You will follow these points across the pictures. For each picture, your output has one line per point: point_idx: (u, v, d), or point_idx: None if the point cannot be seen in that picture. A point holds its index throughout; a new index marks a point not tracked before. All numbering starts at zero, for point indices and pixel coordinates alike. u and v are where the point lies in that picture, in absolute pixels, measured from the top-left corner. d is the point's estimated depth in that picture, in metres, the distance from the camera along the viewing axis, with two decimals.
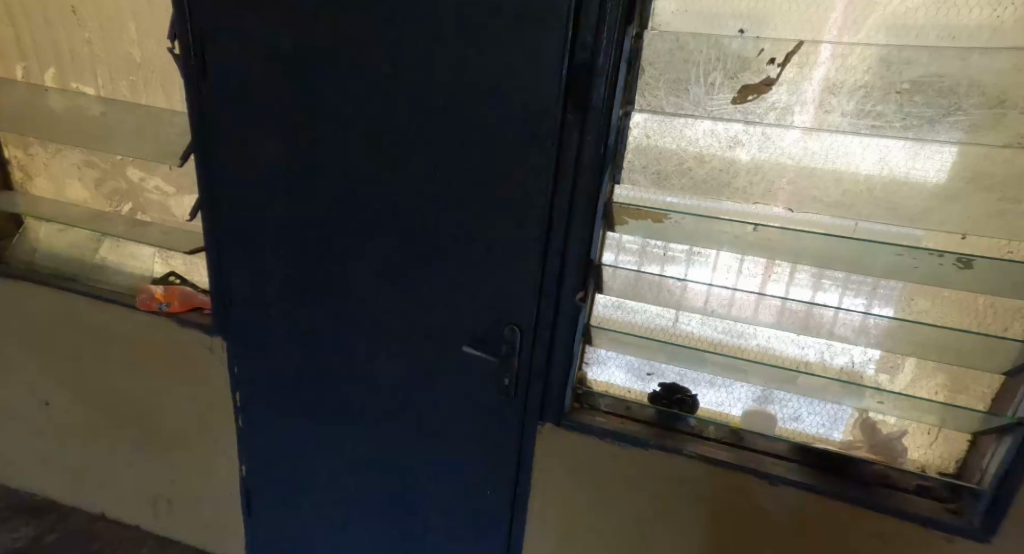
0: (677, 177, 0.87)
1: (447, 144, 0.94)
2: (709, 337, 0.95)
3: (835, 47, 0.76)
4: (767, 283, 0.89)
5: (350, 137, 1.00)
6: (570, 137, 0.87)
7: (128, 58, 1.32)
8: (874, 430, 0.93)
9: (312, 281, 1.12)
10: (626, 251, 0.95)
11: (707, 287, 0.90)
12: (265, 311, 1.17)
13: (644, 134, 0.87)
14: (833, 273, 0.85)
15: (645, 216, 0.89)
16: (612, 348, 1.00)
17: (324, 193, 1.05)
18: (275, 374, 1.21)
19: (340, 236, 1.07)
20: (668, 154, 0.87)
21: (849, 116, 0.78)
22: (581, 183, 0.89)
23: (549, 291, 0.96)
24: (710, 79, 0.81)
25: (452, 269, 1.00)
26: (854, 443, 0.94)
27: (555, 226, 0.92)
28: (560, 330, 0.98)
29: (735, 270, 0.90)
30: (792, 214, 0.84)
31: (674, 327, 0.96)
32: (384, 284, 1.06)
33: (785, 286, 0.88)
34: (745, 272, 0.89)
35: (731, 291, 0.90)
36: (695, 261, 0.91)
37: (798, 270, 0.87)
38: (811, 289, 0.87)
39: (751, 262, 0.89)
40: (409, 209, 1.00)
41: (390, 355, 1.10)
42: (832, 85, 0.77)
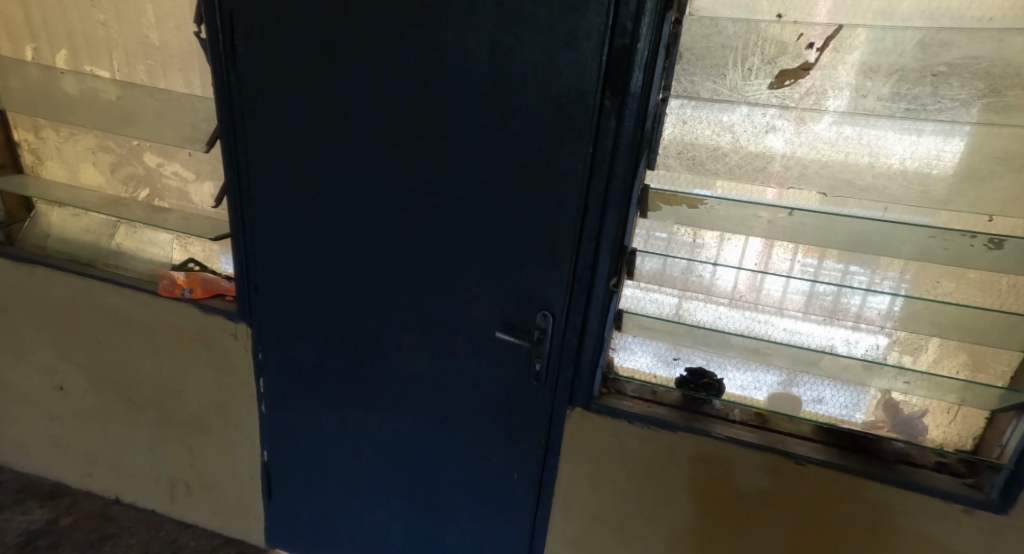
0: (711, 163, 0.89)
1: (482, 129, 0.95)
2: (737, 325, 0.95)
3: (872, 30, 0.77)
4: (767, 258, 0.91)
5: (382, 121, 1.00)
6: (609, 123, 0.88)
7: (145, 41, 1.31)
8: (896, 409, 0.95)
9: (342, 267, 1.12)
10: (655, 239, 0.96)
11: (742, 274, 0.91)
12: (293, 297, 1.18)
13: (680, 121, 0.88)
14: (831, 263, 0.88)
15: (681, 202, 0.90)
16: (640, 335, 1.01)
17: (356, 179, 1.06)
18: (301, 359, 1.21)
19: (370, 221, 1.07)
20: (703, 140, 0.88)
21: (883, 100, 0.79)
22: (618, 169, 0.90)
23: (582, 277, 0.98)
24: (747, 64, 0.82)
25: (484, 255, 1.01)
26: (877, 423, 0.96)
27: (590, 213, 0.94)
28: (592, 315, 0.99)
29: (736, 244, 0.91)
30: (775, 199, 0.88)
31: (699, 313, 0.96)
32: (416, 269, 1.07)
33: (778, 265, 0.91)
34: (748, 253, 0.91)
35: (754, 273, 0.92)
36: (729, 247, 0.92)
37: (806, 253, 0.89)
38: (812, 269, 0.89)
39: (780, 250, 0.90)
40: (442, 195, 1.01)
41: (420, 340, 1.11)
42: (868, 69, 0.79)
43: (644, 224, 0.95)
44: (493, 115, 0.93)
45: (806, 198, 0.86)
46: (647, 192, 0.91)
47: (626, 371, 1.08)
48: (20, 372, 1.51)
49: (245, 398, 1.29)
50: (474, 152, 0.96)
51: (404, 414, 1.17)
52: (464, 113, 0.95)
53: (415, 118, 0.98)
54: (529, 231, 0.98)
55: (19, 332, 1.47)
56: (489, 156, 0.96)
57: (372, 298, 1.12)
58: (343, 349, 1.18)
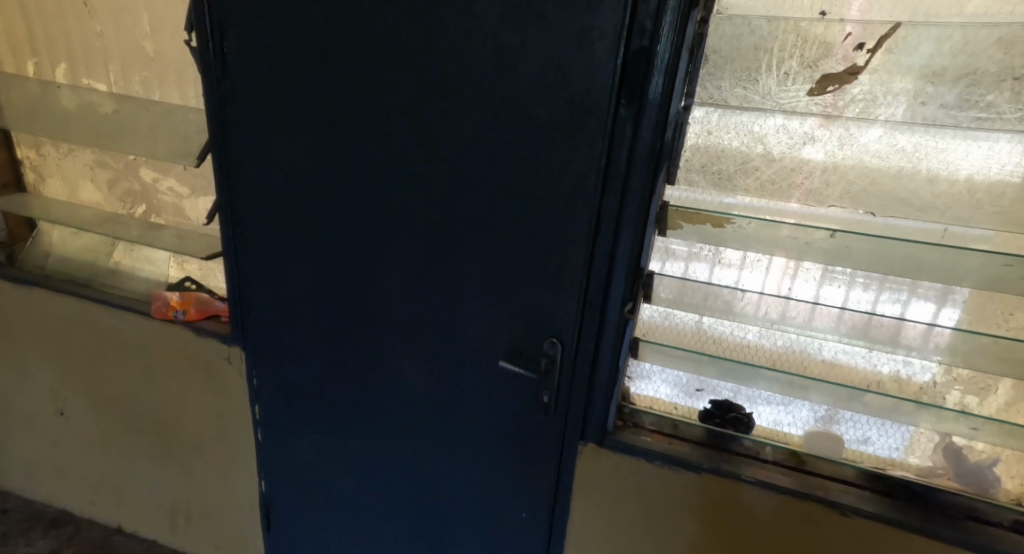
0: (740, 177, 0.80)
1: (486, 141, 0.87)
2: (770, 352, 0.86)
3: (942, 28, 0.67)
4: (786, 281, 0.82)
5: (382, 133, 0.93)
6: (624, 132, 0.79)
7: (141, 52, 1.26)
8: (960, 458, 0.84)
9: (338, 288, 1.05)
10: (674, 259, 0.87)
11: (770, 300, 0.82)
12: (287, 320, 1.11)
13: (705, 131, 0.80)
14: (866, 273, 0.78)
15: (706, 220, 0.80)
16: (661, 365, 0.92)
17: (354, 195, 0.99)
18: (297, 386, 1.14)
19: (368, 240, 1.00)
20: (731, 152, 0.79)
21: (949, 107, 0.69)
22: (634, 183, 0.81)
23: (594, 301, 0.88)
24: (784, 68, 0.73)
25: (489, 277, 0.93)
26: (937, 470, 0.85)
27: (603, 232, 0.85)
28: (605, 343, 0.90)
29: (762, 266, 0.82)
30: (806, 211, 0.78)
31: (727, 341, 0.88)
32: (417, 292, 0.99)
33: (816, 285, 0.81)
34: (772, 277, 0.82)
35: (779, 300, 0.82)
36: (755, 268, 0.83)
37: (856, 279, 0.79)
38: (839, 292, 0.80)
39: (805, 272, 0.80)
40: (443, 212, 0.93)
41: (422, 368, 1.03)
42: (931, 73, 0.69)
43: (662, 242, 0.86)
44: (498, 126, 0.85)
45: (855, 218, 0.76)
46: (666, 209, 0.83)
47: (643, 401, 0.98)
48: (20, 394, 1.46)
49: (241, 426, 1.23)
50: (477, 165, 0.89)
51: (406, 446, 1.09)
52: (467, 124, 0.87)
53: (415, 129, 0.91)
54: (537, 252, 0.89)
55: (17, 353, 1.43)
56: (493, 170, 0.88)
57: (370, 322, 1.05)
58: (341, 376, 1.10)
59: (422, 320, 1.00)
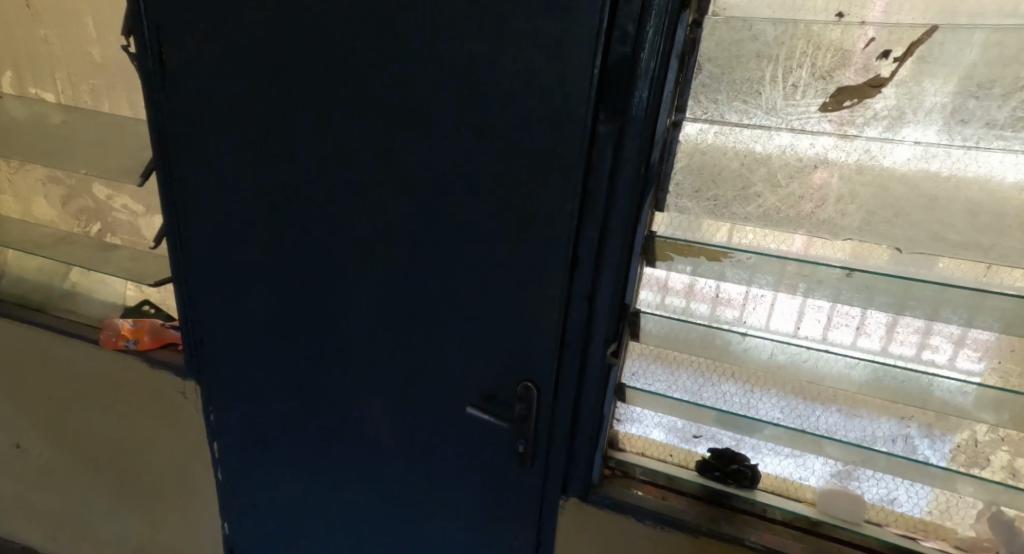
0: (739, 206, 0.68)
1: (450, 161, 0.76)
2: (779, 403, 0.76)
3: (994, 32, 0.55)
4: (801, 322, 0.71)
5: (337, 152, 0.83)
6: (603, 152, 0.68)
7: (88, 58, 1.15)
8: (1013, 530, 0.72)
9: (296, 321, 0.95)
10: (671, 296, 0.75)
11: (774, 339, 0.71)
12: (244, 355, 1.01)
13: (700, 151, 0.68)
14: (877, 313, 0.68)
15: (700, 253, 0.70)
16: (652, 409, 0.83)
17: (310, 220, 0.89)
18: (257, 426, 1.05)
19: (325, 269, 0.90)
20: (730, 176, 0.68)
21: (997, 126, 0.58)
22: (616, 210, 0.70)
23: (574, 343, 0.78)
24: (791, 79, 0.62)
25: (458, 314, 0.83)
26: (981, 543, 0.74)
27: (581, 265, 0.74)
28: (586, 389, 0.80)
29: (768, 302, 0.71)
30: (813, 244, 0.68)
31: (727, 386, 0.78)
32: (380, 328, 0.89)
33: (824, 329, 0.70)
34: (804, 320, 0.70)
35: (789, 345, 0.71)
36: (757, 307, 0.72)
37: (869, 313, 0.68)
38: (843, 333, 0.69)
39: (812, 306, 0.69)
40: (407, 241, 0.83)
41: (387, 410, 0.93)
42: (974, 85, 0.57)
43: (654, 275, 0.75)
44: (464, 145, 0.74)
45: (876, 257, 0.66)
46: (653, 240, 0.72)
47: (634, 448, 0.88)
48: None
49: (201, 464, 1.14)
50: (441, 189, 0.78)
51: (373, 493, 0.99)
52: (429, 142, 0.76)
53: (373, 148, 0.80)
54: (508, 287, 0.78)
55: None
56: (458, 194, 0.77)
57: (332, 359, 0.95)
58: (302, 417, 1.00)
59: (385, 359, 0.90)
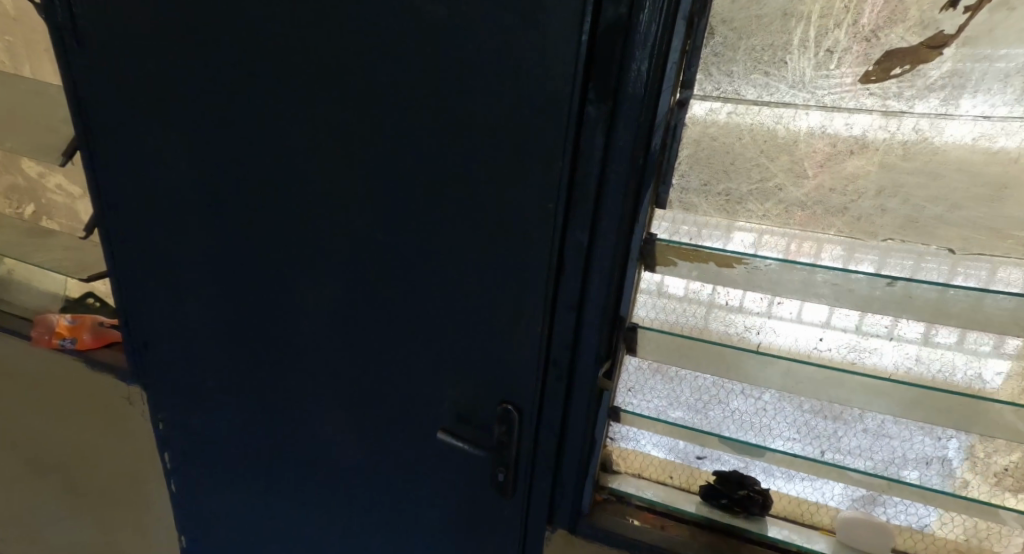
0: (755, 201, 0.57)
1: (411, 146, 0.64)
2: (795, 421, 0.70)
3: None
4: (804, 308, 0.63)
5: (280, 131, 0.70)
6: (594, 140, 0.55)
7: (5, 12, 0.99)
8: None
9: (247, 323, 0.84)
10: (673, 311, 0.67)
11: (787, 344, 0.65)
12: (193, 358, 0.91)
13: (711, 136, 0.56)
14: (877, 318, 0.61)
15: (708, 259, 0.59)
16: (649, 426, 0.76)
17: (254, 210, 0.76)
18: (211, 434, 0.95)
19: (274, 266, 0.79)
20: (746, 167, 0.56)
21: None
22: (608, 209, 0.58)
23: (559, 363, 0.67)
24: (828, 41, 0.51)
25: (426, 321, 0.72)
26: None
27: (568, 275, 0.62)
28: (574, 411, 0.70)
29: (767, 307, 0.64)
30: (850, 245, 0.55)
31: (732, 402, 0.72)
32: (339, 334, 0.78)
33: (824, 314, 0.63)
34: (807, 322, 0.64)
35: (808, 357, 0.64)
36: (761, 314, 0.65)
37: (870, 316, 0.62)
38: (853, 342, 0.63)
39: (811, 309, 0.63)
40: (365, 236, 0.71)
41: (351, 424, 0.83)
42: None
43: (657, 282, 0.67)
44: (426, 127, 0.62)
45: (931, 265, 0.53)
46: (653, 243, 0.61)
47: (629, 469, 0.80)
48: None
49: (154, 474, 1.05)
50: (403, 179, 0.66)
51: (337, 511, 0.90)
52: (387, 122, 0.64)
53: (322, 127, 0.68)
54: (482, 295, 0.67)
55: None
56: (423, 185, 0.65)
57: (287, 366, 0.84)
58: (258, 427, 0.90)
59: (346, 367, 0.80)
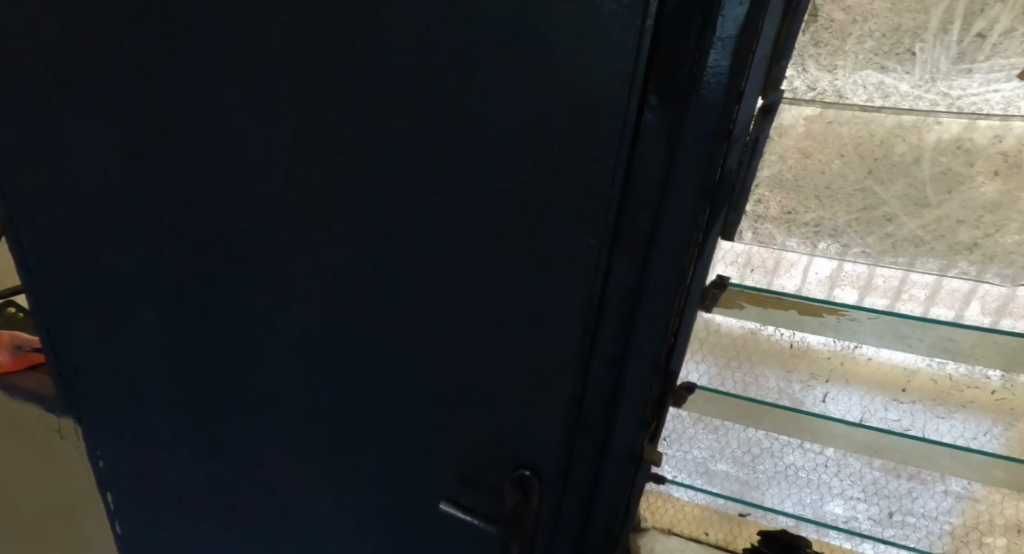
0: (855, 236, 0.46)
1: (411, 158, 0.50)
2: (829, 471, 0.77)
3: None
4: (847, 373, 0.68)
5: (241, 135, 0.55)
6: (654, 162, 0.43)
7: None
8: None
9: (213, 356, 0.71)
10: (731, 372, 0.72)
11: (835, 408, 0.69)
12: (153, 390, 0.78)
13: (801, 152, 0.45)
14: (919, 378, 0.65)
15: (790, 306, 0.48)
16: (694, 474, 0.85)
17: (212, 229, 0.62)
18: (180, 467, 0.83)
19: (241, 294, 0.65)
20: (844, 193, 0.45)
21: None
22: (664, 247, 0.46)
23: (592, 420, 0.58)
24: (978, 24, 0.38)
25: (430, 365, 0.59)
26: None
27: (609, 321, 0.51)
28: (609, 464, 0.61)
29: (811, 367, 0.69)
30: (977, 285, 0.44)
31: (780, 456, 0.79)
32: (325, 372, 0.66)
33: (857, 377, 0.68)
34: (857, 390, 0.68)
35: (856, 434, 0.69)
36: (816, 381, 0.69)
37: (912, 377, 0.66)
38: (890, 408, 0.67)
39: (861, 376, 0.67)
40: (341, 264, 0.58)
41: (342, 466, 0.71)
42: None
43: (718, 350, 0.72)
44: (431, 135, 0.48)
45: None
46: (725, 287, 0.49)
47: (660, 523, 0.91)
48: None
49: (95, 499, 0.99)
50: (399, 198, 0.52)
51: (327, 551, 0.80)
52: (381, 129, 0.50)
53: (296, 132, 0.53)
54: (502, 341, 0.54)
55: None
56: (426, 208, 0.51)
57: (265, 404, 0.71)
58: (232, 464, 0.79)
59: (334, 408, 0.68)
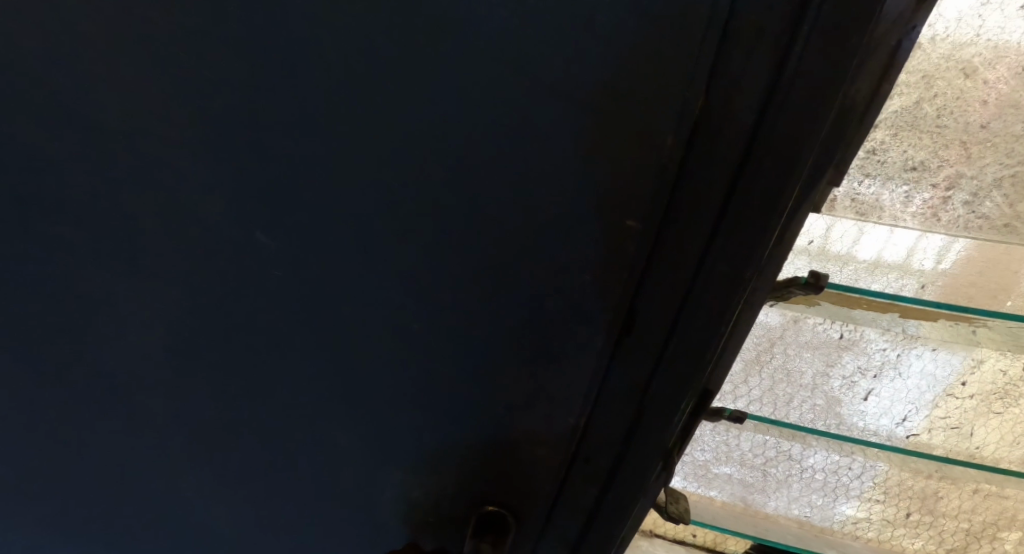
0: (1003, 198, 0.31)
1: (344, 95, 0.33)
2: (853, 476, 0.63)
3: None
4: (904, 365, 0.53)
5: (73, 47, 0.36)
6: (744, 97, 0.28)
7: None
8: None
9: (81, 355, 0.53)
10: (759, 369, 0.55)
11: (879, 412, 0.56)
12: (9, 395, 0.60)
13: (962, 68, 0.28)
14: (988, 372, 0.52)
15: (889, 308, 0.34)
16: (692, 476, 0.69)
17: (52, 185, 0.43)
18: (57, 478, 0.67)
19: (107, 282, 0.47)
20: (1011, 127, 0.29)
21: None
22: (732, 213, 0.30)
23: (595, 448, 0.44)
24: None
25: (384, 362, 0.45)
26: None
27: (639, 325, 0.37)
28: (610, 501, 0.47)
29: (862, 359, 0.53)
30: None
31: (801, 461, 0.63)
32: (237, 372, 0.50)
33: (916, 371, 0.53)
34: (914, 387, 0.54)
35: (899, 435, 0.56)
36: (868, 376, 0.54)
37: (979, 370, 0.52)
38: (945, 404, 0.54)
39: (921, 367, 0.53)
40: (225, 241, 0.42)
41: (269, 472, 0.58)
42: None
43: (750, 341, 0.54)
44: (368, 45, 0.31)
45: None
46: (819, 288, 0.32)
47: (642, 526, 0.79)
48: None
49: None
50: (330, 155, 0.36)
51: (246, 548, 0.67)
52: (298, 49, 0.32)
53: (159, 54, 0.35)
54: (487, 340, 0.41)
55: None
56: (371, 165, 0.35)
57: (160, 408, 0.56)
58: (124, 474, 0.63)
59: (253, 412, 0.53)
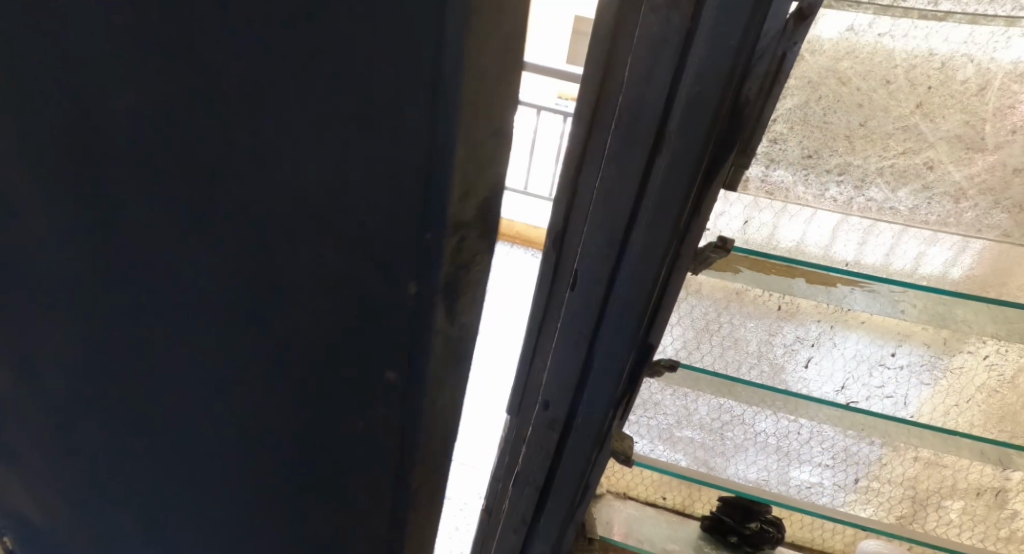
0: (886, 186, 0.38)
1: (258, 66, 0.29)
2: (804, 441, 0.64)
3: None
4: (836, 334, 0.59)
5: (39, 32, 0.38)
6: (657, 91, 0.34)
7: None
8: None
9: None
10: (708, 338, 0.61)
11: (819, 379, 0.59)
12: None
13: (838, 78, 0.36)
14: (911, 345, 0.58)
15: (797, 274, 0.40)
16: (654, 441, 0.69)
17: None
18: None
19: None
20: (883, 129, 0.37)
21: None
22: (654, 183, 0.36)
23: (555, 396, 0.51)
24: None
25: (290, 362, 0.39)
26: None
27: (586, 280, 0.43)
28: (571, 442, 0.53)
29: (802, 330, 0.59)
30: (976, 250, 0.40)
31: (755, 426, 0.66)
32: (127, 376, 0.45)
33: (849, 342, 0.59)
34: (849, 357, 0.59)
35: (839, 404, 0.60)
36: (808, 346, 0.59)
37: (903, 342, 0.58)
38: (878, 372, 0.58)
39: (853, 339, 0.58)
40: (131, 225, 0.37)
41: (179, 488, 0.51)
42: None
43: (699, 312, 0.61)
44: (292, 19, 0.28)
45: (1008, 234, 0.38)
46: (727, 252, 0.40)
47: (616, 488, 0.78)
48: None
49: None
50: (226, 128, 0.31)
51: None
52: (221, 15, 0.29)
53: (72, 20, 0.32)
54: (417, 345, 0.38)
55: None
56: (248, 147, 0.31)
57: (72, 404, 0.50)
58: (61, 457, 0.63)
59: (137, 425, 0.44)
